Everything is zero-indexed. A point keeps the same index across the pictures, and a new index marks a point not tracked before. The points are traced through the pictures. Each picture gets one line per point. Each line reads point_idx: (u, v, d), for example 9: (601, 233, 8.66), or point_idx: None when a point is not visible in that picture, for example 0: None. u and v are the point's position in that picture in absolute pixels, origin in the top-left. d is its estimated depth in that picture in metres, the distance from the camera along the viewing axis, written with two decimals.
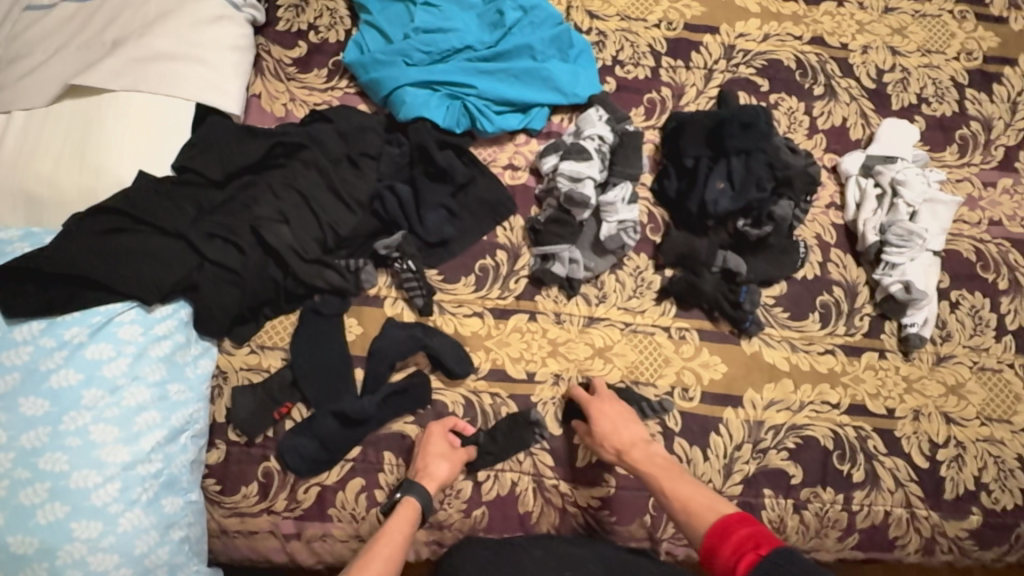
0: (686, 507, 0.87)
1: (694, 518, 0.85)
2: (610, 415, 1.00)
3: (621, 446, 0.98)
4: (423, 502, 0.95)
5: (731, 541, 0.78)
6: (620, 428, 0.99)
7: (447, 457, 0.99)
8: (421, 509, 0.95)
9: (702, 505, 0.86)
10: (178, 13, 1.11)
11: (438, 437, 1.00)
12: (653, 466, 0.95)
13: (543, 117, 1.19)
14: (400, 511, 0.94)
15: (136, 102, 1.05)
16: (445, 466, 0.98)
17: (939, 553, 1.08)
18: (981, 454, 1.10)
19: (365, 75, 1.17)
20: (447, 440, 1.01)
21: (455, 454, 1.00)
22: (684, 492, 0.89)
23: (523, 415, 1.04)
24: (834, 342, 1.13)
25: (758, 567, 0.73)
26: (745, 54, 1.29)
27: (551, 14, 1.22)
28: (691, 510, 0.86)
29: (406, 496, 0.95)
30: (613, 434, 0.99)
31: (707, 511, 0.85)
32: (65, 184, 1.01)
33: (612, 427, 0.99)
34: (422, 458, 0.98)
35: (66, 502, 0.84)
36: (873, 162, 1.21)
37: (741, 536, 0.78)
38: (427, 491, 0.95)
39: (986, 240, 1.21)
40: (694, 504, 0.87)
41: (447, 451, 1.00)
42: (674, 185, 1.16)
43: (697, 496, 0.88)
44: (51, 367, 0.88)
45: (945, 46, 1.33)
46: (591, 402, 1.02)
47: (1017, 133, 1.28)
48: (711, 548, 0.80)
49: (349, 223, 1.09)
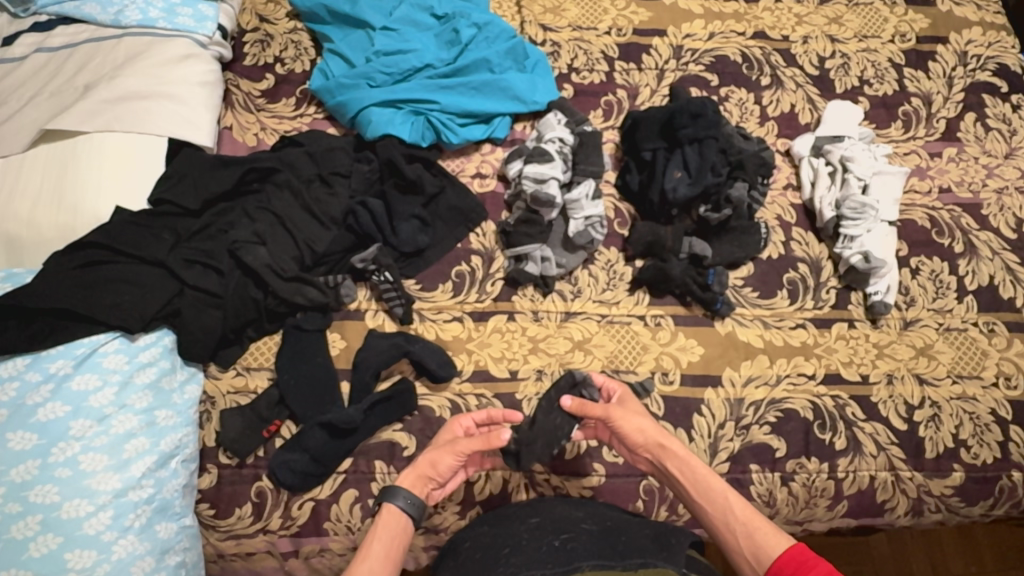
0: (752, 526, 0.84)
1: (764, 540, 0.82)
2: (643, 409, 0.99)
3: (660, 434, 0.95)
4: (399, 506, 0.92)
5: None
6: (645, 427, 0.95)
7: (434, 448, 0.96)
8: (399, 513, 0.91)
9: (769, 526, 0.83)
10: (147, 54, 1.16)
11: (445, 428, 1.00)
12: (701, 468, 0.91)
13: (506, 126, 1.24)
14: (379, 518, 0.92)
15: (111, 141, 1.08)
16: (428, 457, 0.95)
17: (928, 513, 1.10)
18: (957, 411, 1.13)
19: (332, 100, 1.22)
20: (448, 432, 0.98)
21: (445, 444, 0.96)
22: (748, 507, 0.86)
23: (567, 378, 1.03)
24: (804, 317, 1.17)
25: None
26: (693, 52, 1.35)
27: (504, 30, 1.29)
28: (758, 528, 0.83)
29: (387, 502, 0.91)
30: (645, 417, 0.97)
31: (775, 536, 0.82)
32: (43, 224, 1.03)
33: (646, 419, 0.96)
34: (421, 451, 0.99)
35: (59, 533, 0.85)
36: (822, 142, 1.27)
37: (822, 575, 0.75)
38: (400, 490, 0.92)
39: (938, 208, 1.26)
40: (761, 522, 0.84)
41: (439, 443, 0.97)
42: (636, 178, 1.22)
43: (760, 520, 0.84)
44: (38, 401, 0.90)
45: (879, 30, 1.41)
46: (611, 407, 0.97)
47: (957, 105, 1.35)
48: None
49: (325, 240, 1.12)
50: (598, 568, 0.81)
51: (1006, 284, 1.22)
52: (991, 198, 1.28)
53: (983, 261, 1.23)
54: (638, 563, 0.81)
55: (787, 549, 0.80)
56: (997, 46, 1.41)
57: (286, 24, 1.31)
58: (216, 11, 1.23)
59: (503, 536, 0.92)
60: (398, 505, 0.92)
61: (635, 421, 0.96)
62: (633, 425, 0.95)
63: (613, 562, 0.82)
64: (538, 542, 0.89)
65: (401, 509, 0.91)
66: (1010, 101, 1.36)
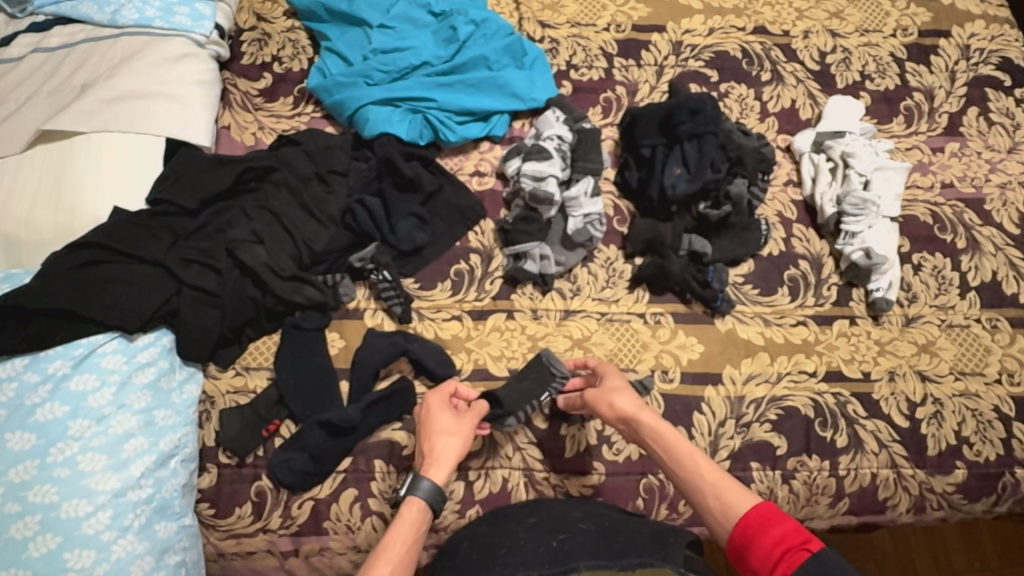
0: (719, 485, 0.81)
1: (731, 499, 0.79)
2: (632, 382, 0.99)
3: (640, 406, 0.93)
4: (432, 500, 0.88)
5: (773, 533, 0.72)
6: (618, 401, 0.94)
7: (452, 433, 0.93)
8: (430, 509, 0.87)
9: (736, 485, 0.80)
10: (143, 54, 1.16)
11: (439, 410, 0.95)
12: (671, 433, 0.89)
13: (504, 123, 1.24)
14: (406, 510, 0.86)
15: (107, 141, 1.08)
16: (457, 443, 0.92)
17: (930, 510, 1.09)
18: (959, 408, 1.12)
19: (330, 98, 1.21)
20: (450, 413, 0.95)
21: (460, 424, 0.94)
22: (715, 468, 0.83)
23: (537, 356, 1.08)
24: (805, 314, 1.17)
25: (809, 565, 0.68)
26: (693, 48, 1.34)
27: (501, 27, 1.28)
28: (725, 487, 0.80)
29: (417, 496, 0.87)
30: (629, 391, 0.96)
31: (741, 492, 0.79)
32: (42, 225, 1.04)
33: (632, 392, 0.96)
34: (428, 438, 0.93)
35: (58, 533, 0.85)
36: (823, 138, 1.26)
37: (786, 529, 0.72)
38: (435, 485, 0.88)
39: (940, 203, 1.25)
40: (727, 482, 0.81)
41: (451, 426, 0.94)
42: (635, 175, 1.21)
43: (727, 479, 0.81)
44: (37, 401, 0.90)
45: (881, 24, 1.40)
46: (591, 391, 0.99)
47: (960, 100, 1.34)
48: (749, 535, 0.74)
49: (323, 239, 1.11)
50: (595, 568, 0.79)
51: (1009, 280, 1.21)
52: (994, 193, 1.27)
53: (986, 257, 1.22)
54: (635, 562, 0.79)
55: (752, 506, 0.77)
56: (1001, 40, 1.40)
57: (284, 23, 1.31)
58: (212, 10, 1.22)
59: (500, 536, 0.92)
60: (432, 500, 0.88)
61: (608, 397, 0.95)
62: (613, 401, 0.94)
63: (610, 561, 0.81)
64: (535, 543, 0.88)
65: (433, 505, 0.88)
66: (1013, 95, 1.35)
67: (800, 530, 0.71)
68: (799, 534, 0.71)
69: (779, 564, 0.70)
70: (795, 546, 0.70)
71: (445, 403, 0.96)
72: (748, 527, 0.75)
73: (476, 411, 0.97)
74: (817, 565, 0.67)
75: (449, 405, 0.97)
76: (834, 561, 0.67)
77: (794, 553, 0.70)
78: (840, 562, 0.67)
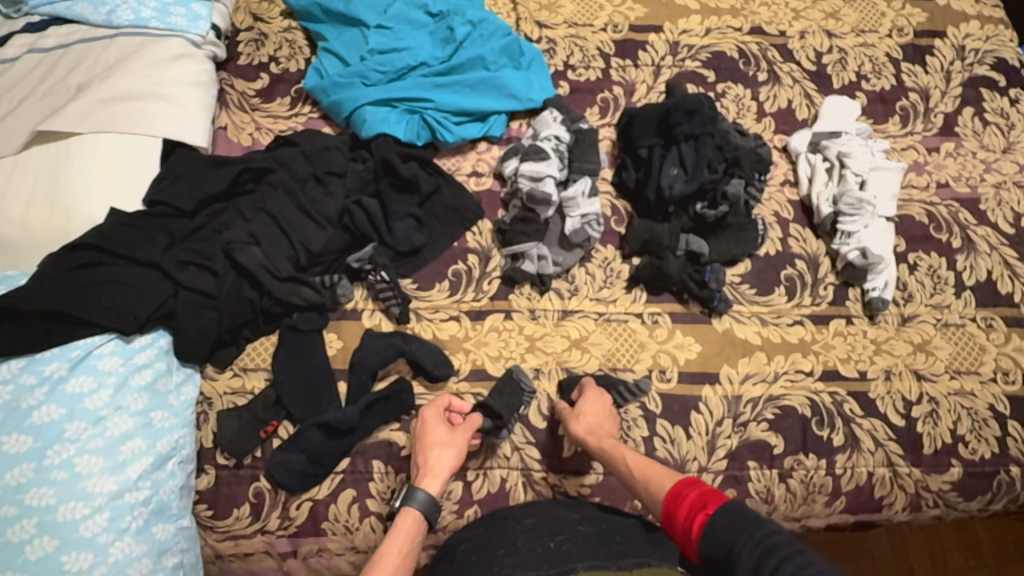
0: (647, 478, 0.93)
1: (655, 489, 0.91)
2: (599, 402, 1.04)
3: (591, 427, 1.01)
4: (426, 511, 0.95)
5: (684, 504, 0.84)
6: (575, 424, 1.02)
7: (447, 445, 0.99)
8: (424, 518, 0.95)
9: (661, 473, 0.93)
10: (140, 54, 1.15)
11: (433, 423, 1.01)
12: (612, 446, 0.99)
13: (502, 123, 1.24)
14: (401, 521, 0.94)
15: (104, 143, 1.08)
16: (450, 455, 0.98)
17: (926, 508, 1.10)
18: (954, 407, 1.13)
19: (327, 99, 1.21)
20: (444, 426, 1.01)
21: (453, 436, 1.00)
22: (647, 466, 0.95)
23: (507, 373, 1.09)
24: (802, 313, 1.17)
25: (707, 524, 0.79)
26: (689, 48, 1.35)
27: (499, 27, 1.28)
28: (651, 478, 0.92)
29: (409, 507, 0.94)
30: (595, 416, 1.03)
31: (665, 478, 0.92)
32: (38, 226, 1.03)
33: (598, 413, 1.03)
34: (422, 451, 0.99)
35: (55, 536, 0.85)
36: (819, 138, 1.26)
37: (695, 494, 0.84)
38: (429, 495, 0.95)
39: (936, 203, 1.26)
40: (654, 473, 0.93)
41: (445, 438, 1.00)
42: (632, 175, 1.22)
43: (654, 469, 0.94)
44: (33, 404, 0.90)
45: (877, 25, 1.40)
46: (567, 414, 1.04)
47: (955, 100, 1.34)
48: (669, 511, 0.86)
49: (320, 239, 1.11)
50: (593, 569, 0.81)
51: (1004, 279, 1.22)
52: (989, 193, 1.27)
53: (981, 256, 1.23)
54: (632, 562, 0.80)
55: (671, 486, 0.89)
56: (995, 40, 1.40)
57: (281, 23, 1.31)
58: (209, 10, 1.22)
59: (498, 537, 0.92)
60: (426, 511, 0.95)
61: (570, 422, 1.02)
62: (568, 425, 1.03)
63: (607, 562, 0.82)
64: (532, 543, 0.89)
65: (427, 515, 0.95)
66: (1008, 95, 1.36)
67: (704, 492, 0.83)
68: (703, 497, 0.83)
69: (691, 529, 0.81)
70: (698, 508, 0.82)
71: (439, 416, 1.03)
72: (667, 504, 0.87)
73: (470, 422, 1.02)
74: (712, 521, 0.78)
75: (444, 418, 1.03)
76: (722, 512, 0.78)
77: (697, 516, 0.81)
78: (730, 511, 0.78)
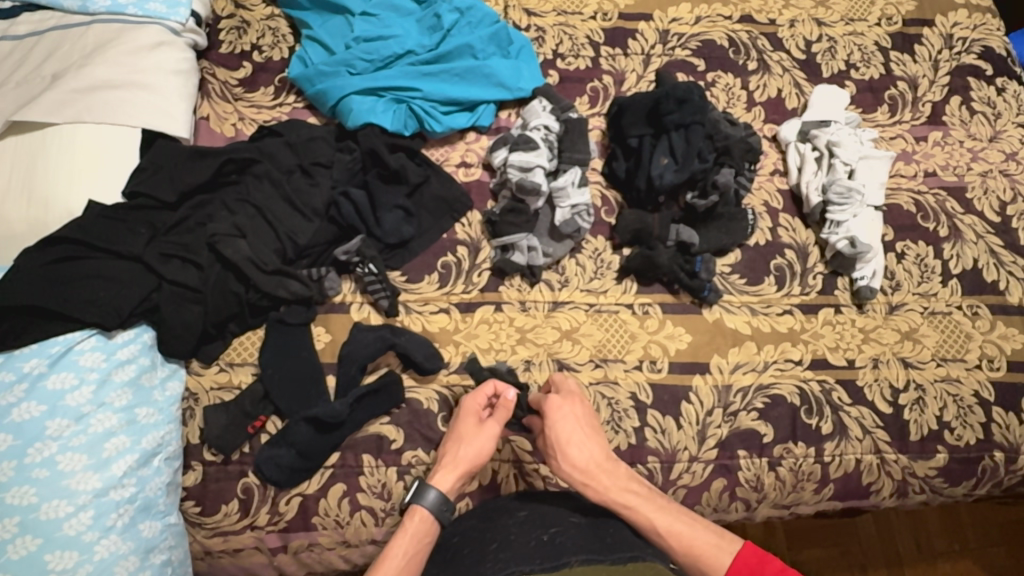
0: (690, 553, 0.86)
1: (704, 563, 0.86)
2: (568, 426, 0.98)
3: (582, 472, 0.96)
4: (436, 510, 0.93)
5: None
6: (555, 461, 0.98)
7: (469, 440, 0.98)
8: (433, 518, 0.93)
9: (707, 543, 0.87)
10: (116, 41, 1.12)
11: (463, 415, 1.00)
12: (628, 503, 0.92)
13: (490, 113, 1.22)
14: (410, 520, 0.92)
15: (81, 133, 1.05)
16: (470, 451, 0.97)
17: (912, 494, 1.12)
18: (940, 394, 1.14)
19: (311, 88, 1.19)
20: (473, 419, 1.00)
21: (478, 432, 0.99)
22: (683, 533, 0.88)
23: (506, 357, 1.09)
24: (791, 303, 1.17)
25: None
26: (680, 37, 1.33)
27: (487, 14, 1.26)
28: (697, 552, 0.86)
29: (419, 505, 0.93)
30: (575, 450, 0.97)
31: (715, 549, 0.86)
32: (14, 219, 1.00)
33: (572, 443, 0.97)
34: (448, 442, 0.99)
35: (37, 535, 0.84)
36: (809, 127, 1.26)
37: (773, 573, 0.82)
38: (440, 494, 0.94)
39: (924, 192, 1.26)
40: (698, 543, 0.87)
41: (469, 433, 0.99)
42: (623, 166, 1.21)
43: (697, 538, 0.87)
44: (12, 401, 0.88)
45: (866, 13, 1.40)
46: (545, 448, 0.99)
47: (943, 89, 1.35)
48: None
49: (307, 232, 1.09)
50: (587, 563, 0.80)
51: (990, 267, 1.23)
52: (976, 181, 1.28)
53: (968, 245, 1.24)
54: (626, 557, 0.81)
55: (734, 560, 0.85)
56: (983, 29, 1.41)
57: (263, 10, 1.28)
58: None
59: (490, 530, 0.92)
60: (435, 510, 0.93)
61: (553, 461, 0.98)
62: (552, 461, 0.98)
63: (601, 556, 0.81)
64: (526, 536, 0.89)
65: (437, 515, 0.93)
66: (995, 84, 1.36)
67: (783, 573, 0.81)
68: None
69: None
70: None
71: (474, 407, 1.01)
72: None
73: (499, 418, 1.00)
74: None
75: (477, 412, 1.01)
76: None
77: None
78: None
